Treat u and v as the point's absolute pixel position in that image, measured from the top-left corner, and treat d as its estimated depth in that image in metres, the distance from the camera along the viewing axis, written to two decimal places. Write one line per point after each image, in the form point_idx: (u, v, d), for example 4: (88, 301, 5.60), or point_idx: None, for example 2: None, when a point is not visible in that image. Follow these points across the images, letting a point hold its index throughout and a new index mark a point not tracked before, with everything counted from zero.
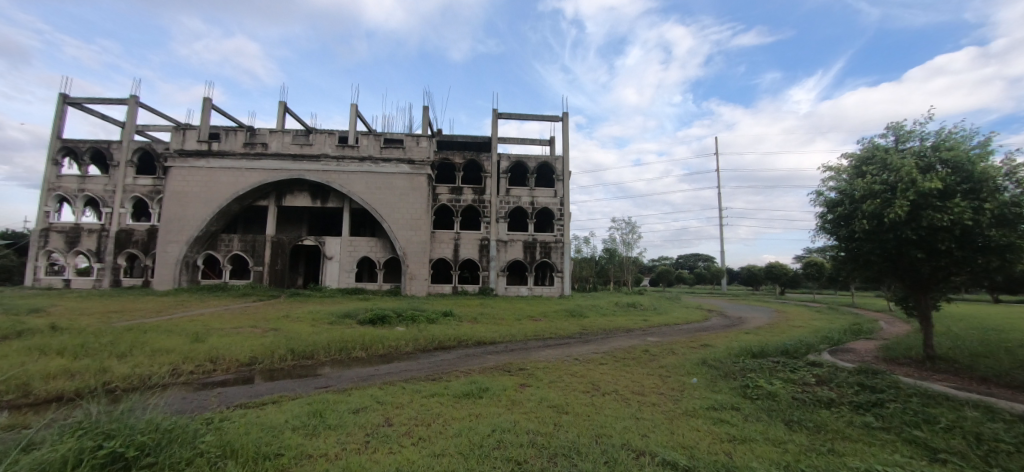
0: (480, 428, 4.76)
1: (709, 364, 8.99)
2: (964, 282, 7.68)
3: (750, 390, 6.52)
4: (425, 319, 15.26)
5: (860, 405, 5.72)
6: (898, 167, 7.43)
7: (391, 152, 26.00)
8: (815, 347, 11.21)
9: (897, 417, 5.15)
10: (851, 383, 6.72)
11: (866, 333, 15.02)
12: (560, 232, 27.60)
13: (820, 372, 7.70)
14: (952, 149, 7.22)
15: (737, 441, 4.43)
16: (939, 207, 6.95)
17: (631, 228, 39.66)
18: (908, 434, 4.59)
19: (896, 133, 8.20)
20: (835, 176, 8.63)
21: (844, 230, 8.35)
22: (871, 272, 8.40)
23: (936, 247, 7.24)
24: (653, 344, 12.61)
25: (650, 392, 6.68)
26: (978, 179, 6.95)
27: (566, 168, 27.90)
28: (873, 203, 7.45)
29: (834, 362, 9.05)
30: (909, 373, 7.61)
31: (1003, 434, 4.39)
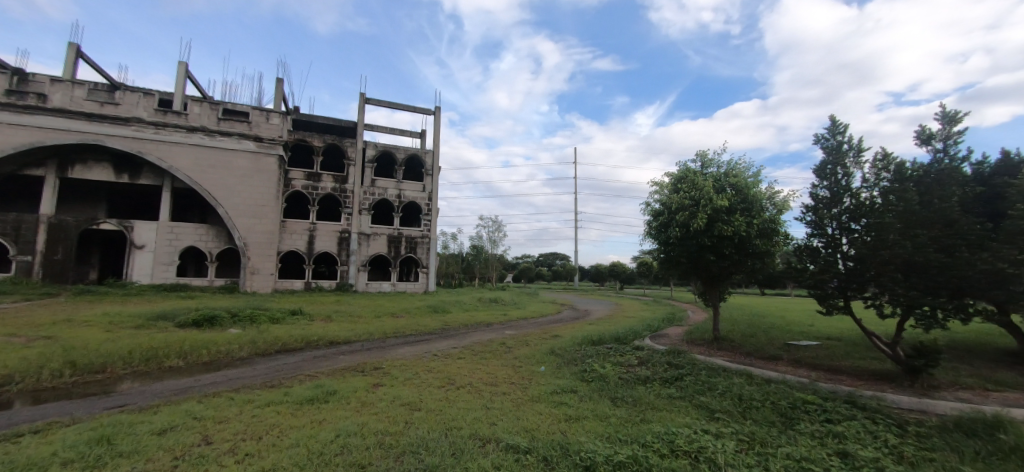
0: (322, 435, 4.41)
1: (556, 352, 9.87)
2: (739, 280, 9.87)
3: (587, 374, 7.39)
4: (268, 319, 13.55)
5: (666, 380, 6.94)
6: (701, 187, 9.19)
7: (231, 125, 22.28)
8: (640, 333, 13.23)
9: (691, 387, 6.38)
10: (662, 362, 8.10)
11: (677, 321, 18.31)
12: (427, 227, 27.18)
13: (641, 354, 9.11)
14: (736, 176, 9.22)
15: (572, 420, 4.95)
16: (726, 221, 8.82)
17: (496, 226, 41.24)
18: (696, 400, 5.74)
19: (701, 159, 10.15)
20: (659, 190, 10.29)
21: (663, 236, 10.01)
22: (680, 271, 10.26)
23: (722, 251, 9.18)
24: (510, 337, 13.34)
25: (501, 382, 7.04)
26: (751, 200, 9.01)
27: (436, 163, 27.60)
28: (683, 215, 9.08)
29: (652, 345, 10.80)
30: (702, 352, 9.50)
31: (756, 394, 5.78)
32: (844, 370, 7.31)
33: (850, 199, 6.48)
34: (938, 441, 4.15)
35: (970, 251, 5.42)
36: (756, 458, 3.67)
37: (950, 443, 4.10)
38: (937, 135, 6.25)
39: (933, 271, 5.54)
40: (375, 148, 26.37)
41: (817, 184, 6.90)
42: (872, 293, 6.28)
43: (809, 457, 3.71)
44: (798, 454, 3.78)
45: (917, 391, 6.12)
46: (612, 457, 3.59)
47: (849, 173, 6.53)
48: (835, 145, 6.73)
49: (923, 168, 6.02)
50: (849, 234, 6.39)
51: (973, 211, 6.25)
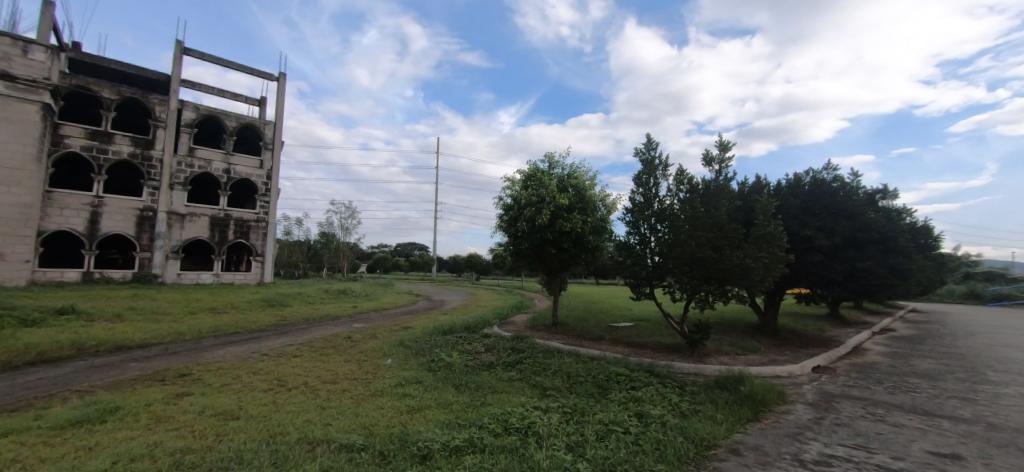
0: (92, 464, 3.50)
1: (405, 344, 9.67)
2: (575, 271, 11.11)
3: (434, 364, 7.42)
4: (17, 321, 10.16)
5: (507, 364, 7.41)
6: (547, 186, 10.03)
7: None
8: (489, 321, 13.86)
9: (529, 368, 6.96)
10: (506, 348, 8.63)
11: (524, 308, 19.76)
12: (264, 210, 23.71)
13: (488, 342, 9.54)
14: (576, 178, 10.29)
15: (414, 411, 4.92)
16: (566, 218, 9.80)
17: (350, 213, 38.31)
18: (533, 380, 6.28)
19: (549, 160, 11.06)
20: (511, 185, 10.89)
21: (512, 229, 10.65)
22: (526, 262, 11.07)
23: (562, 246, 10.20)
24: (357, 330, 12.59)
25: (342, 379, 6.60)
26: (587, 201, 10.15)
27: (278, 138, 24.23)
28: (530, 211, 9.81)
29: (499, 332, 11.42)
30: (542, 337, 10.42)
31: (581, 370, 6.59)
32: (649, 346, 8.85)
33: (658, 204, 7.81)
34: (703, 396, 5.34)
35: (731, 249, 7.07)
36: (576, 426, 4.19)
37: (710, 396, 5.33)
38: (716, 159, 7.94)
39: (708, 265, 7.06)
40: (194, 110, 21.86)
41: (635, 191, 8.15)
42: (669, 282, 7.72)
43: (616, 420, 4.39)
44: (608, 418, 4.44)
45: (695, 358, 7.76)
46: (449, 443, 3.68)
47: (657, 183, 7.86)
48: (649, 159, 8.02)
49: (706, 183, 7.59)
50: (656, 234, 7.72)
51: (735, 219, 8.16)
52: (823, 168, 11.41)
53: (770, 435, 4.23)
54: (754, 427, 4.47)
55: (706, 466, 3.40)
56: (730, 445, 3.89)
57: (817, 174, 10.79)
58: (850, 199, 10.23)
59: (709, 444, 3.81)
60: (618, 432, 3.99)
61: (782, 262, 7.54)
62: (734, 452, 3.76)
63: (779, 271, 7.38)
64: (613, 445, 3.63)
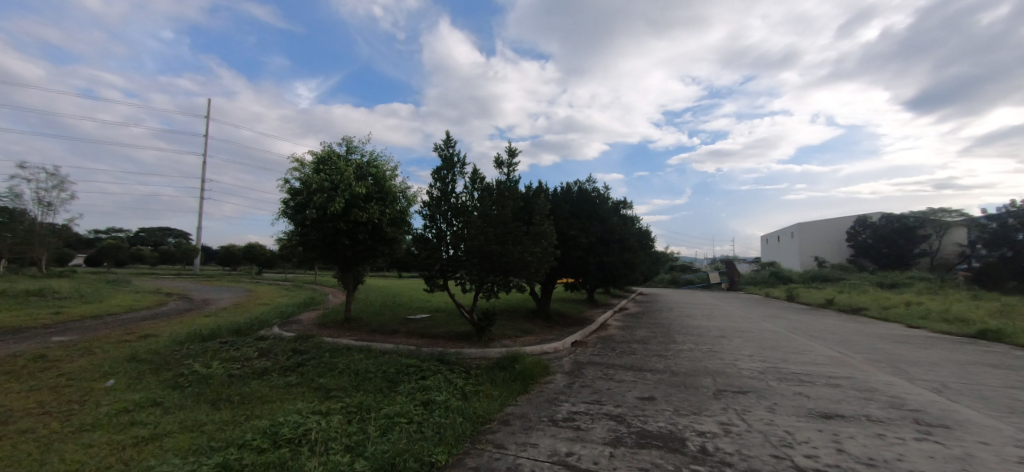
0: None
1: (141, 358, 7.53)
2: (371, 263, 10.66)
3: (181, 379, 6.00)
4: None
5: (286, 368, 6.59)
6: (343, 171, 9.35)
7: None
8: (268, 322, 12.07)
9: (312, 371, 6.34)
10: (286, 350, 7.66)
11: (314, 305, 17.98)
12: None
13: (262, 345, 8.26)
14: (376, 167, 9.89)
15: (145, 441, 3.88)
16: (362, 208, 9.29)
17: (58, 183, 27.56)
18: (314, 383, 5.74)
19: (346, 145, 10.30)
20: (300, 168, 9.73)
21: (298, 217, 9.52)
22: (316, 254, 10.08)
23: (357, 237, 9.65)
24: (58, 346, 9.17)
25: (21, 416, 4.69)
26: (386, 191, 9.83)
27: None
28: (320, 197, 8.95)
29: (278, 333, 10.03)
30: (330, 334, 9.64)
31: (371, 367, 6.37)
32: (442, 335, 9.22)
33: (454, 200, 8.18)
34: (484, 377, 5.86)
35: (514, 244, 7.96)
36: (357, 425, 4.02)
37: (491, 376, 5.89)
38: (506, 163, 8.80)
39: (494, 258, 7.78)
40: None
41: (433, 185, 8.33)
42: (461, 274, 8.20)
43: (402, 412, 4.40)
44: (393, 411, 4.41)
45: (482, 344, 8.46)
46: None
47: (454, 179, 8.22)
48: (447, 156, 8.32)
49: (497, 185, 8.34)
50: (451, 228, 8.07)
51: (519, 218, 9.24)
52: (586, 180, 13.99)
53: (534, 403, 4.95)
54: (522, 398, 5.16)
55: (479, 439, 3.74)
56: (502, 417, 4.40)
57: (582, 185, 13.16)
58: (602, 207, 12.84)
59: (484, 420, 4.21)
60: (402, 424, 4.01)
61: (553, 256, 8.90)
62: (505, 422, 4.25)
63: (550, 264, 8.69)
64: (397, 437, 3.64)
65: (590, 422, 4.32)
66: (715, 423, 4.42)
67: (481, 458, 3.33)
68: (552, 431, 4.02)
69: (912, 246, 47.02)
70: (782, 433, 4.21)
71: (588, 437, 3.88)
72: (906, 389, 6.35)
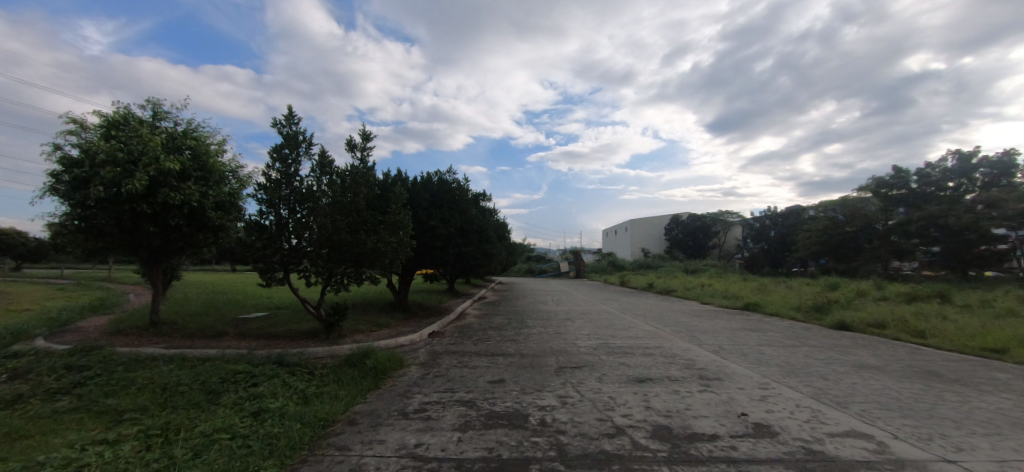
0: None
1: None
2: (188, 254, 8.89)
3: None
4: None
5: (54, 391, 5.10)
6: (146, 141, 7.55)
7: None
8: (27, 333, 9.15)
9: (95, 391, 5.02)
10: (55, 368, 5.92)
11: (105, 307, 14.26)
12: None
13: (17, 364, 6.25)
14: (196, 138, 8.25)
15: None
16: (174, 187, 7.65)
17: None
18: (100, 406, 4.58)
19: (152, 108, 8.35)
20: (80, 132, 7.57)
21: (76, 195, 7.40)
22: (105, 242, 8.00)
23: (167, 222, 7.92)
24: None
25: None
26: (209, 169, 8.26)
27: None
28: (111, 171, 7.09)
29: (44, 347, 7.69)
30: (129, 343, 7.79)
31: (184, 379, 5.34)
32: (282, 335, 8.25)
33: (296, 183, 7.32)
34: (331, 377, 5.43)
35: (367, 234, 7.51)
36: (161, 450, 3.35)
37: (338, 375, 5.49)
38: (359, 146, 8.23)
39: (345, 248, 7.25)
40: None
41: (271, 165, 7.32)
42: (305, 266, 7.45)
43: (224, 427, 3.81)
44: (212, 428, 3.78)
45: (330, 341, 7.83)
46: None
47: (298, 161, 7.36)
48: (290, 133, 7.40)
49: (348, 169, 7.74)
50: (292, 215, 7.24)
51: (374, 206, 8.75)
52: (447, 171, 13.97)
53: (384, 398, 4.80)
54: (373, 394, 4.96)
55: (319, 445, 3.46)
56: (348, 417, 4.14)
57: (442, 176, 13.10)
58: (462, 198, 13.00)
59: (327, 423, 3.91)
60: (225, 440, 3.48)
61: (410, 247, 8.66)
62: (351, 422, 4.02)
63: (407, 255, 8.45)
64: (214, 456, 3.12)
65: (441, 410, 4.37)
66: (554, 397, 4.89)
67: (321, 464, 3.09)
68: (402, 425, 3.94)
69: (707, 240, 59.22)
70: (606, 398, 4.88)
71: (438, 425, 3.91)
72: (697, 353, 7.97)
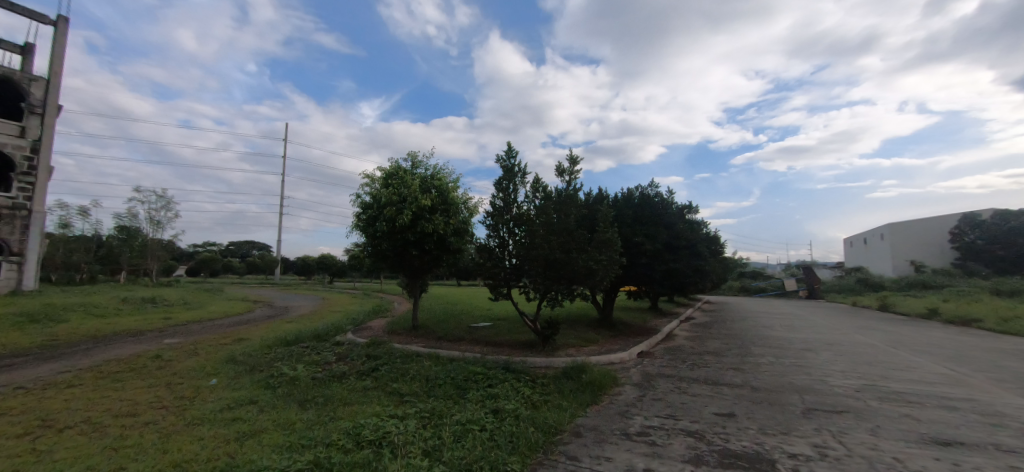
0: None
1: (237, 359, 8.34)
2: (437, 272, 10.97)
3: (272, 380, 6.55)
4: None
5: (362, 373, 6.97)
6: (410, 185, 9.76)
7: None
8: (342, 328, 12.87)
9: (386, 375, 6.65)
10: (361, 355, 8.12)
11: (382, 312, 18.90)
12: (25, 194, 18.09)
13: (340, 350, 8.81)
14: (440, 179, 10.22)
15: (246, 437, 4.21)
16: (428, 219, 9.66)
17: (164, 204, 32.64)
18: (389, 388, 6.02)
19: (412, 160, 10.78)
20: (371, 183, 10.33)
21: (370, 229, 10.10)
22: (386, 263, 10.62)
23: (424, 247, 10.03)
24: (172, 347, 10.29)
25: (146, 409, 5.28)
26: (450, 202, 10.14)
27: (52, 99, 18.92)
28: (390, 210, 9.43)
29: (353, 339, 10.64)
30: (400, 341, 10.06)
31: (439, 373, 6.58)
32: (506, 344, 9.29)
33: (515, 209, 8.28)
34: (552, 387, 5.81)
35: (578, 253, 7.87)
36: (433, 430, 4.15)
37: (558, 386, 5.85)
38: (567, 171, 8.76)
39: (559, 266, 7.76)
40: None
41: (495, 195, 8.46)
42: (525, 282, 8.27)
43: (473, 419, 4.47)
44: (465, 418, 4.50)
45: (546, 353, 8.43)
46: (290, 467, 3.23)
47: (516, 189, 8.32)
48: (509, 166, 8.44)
49: (558, 192, 8.31)
50: (513, 237, 8.20)
51: (582, 226, 9.12)
52: (648, 185, 13.55)
53: (604, 415, 4.83)
54: (592, 409, 5.06)
55: (551, 450, 3.71)
56: (573, 428, 4.34)
57: (644, 190, 12.74)
58: (667, 212, 12.35)
59: (555, 431, 4.17)
60: (475, 431, 4.09)
61: (618, 264, 8.66)
62: (576, 434, 4.18)
63: (615, 272, 8.46)
64: (470, 443, 3.71)
65: (666, 437, 4.13)
66: (807, 445, 4.04)
67: (554, 470, 3.30)
68: (626, 445, 3.88)
69: None
70: (889, 460, 3.75)
71: (665, 453, 3.70)
72: None
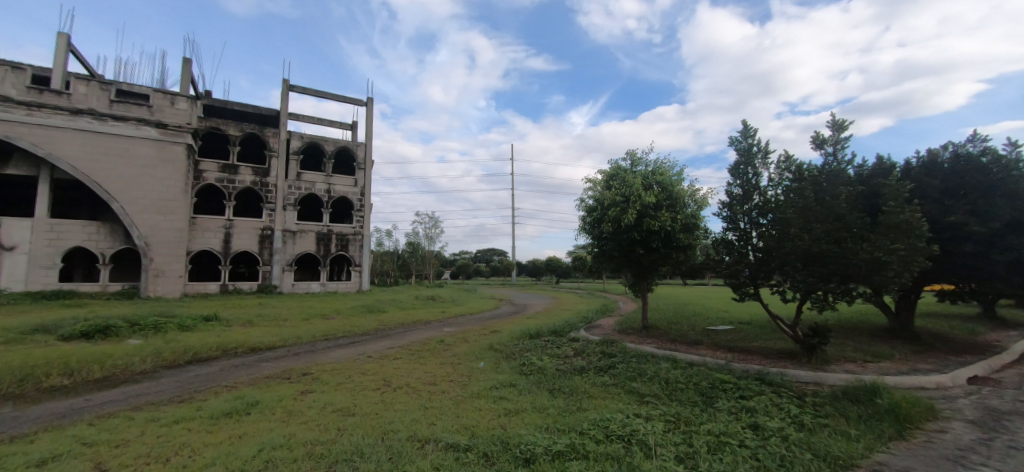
0: (243, 450, 4.01)
1: (495, 348, 9.92)
2: (665, 271, 10.48)
3: (525, 368, 7.50)
4: (177, 326, 11.97)
5: (600, 368, 7.26)
6: (632, 184, 9.67)
7: (44, 97, 18.39)
8: (575, 325, 13.75)
9: (623, 373, 6.74)
10: (597, 352, 8.48)
11: (609, 311, 19.33)
12: (360, 224, 26.32)
13: (577, 345, 9.42)
14: (662, 174, 9.76)
15: (512, 414, 4.93)
16: (654, 216, 9.37)
17: (434, 222, 41.96)
18: (629, 386, 6.06)
19: (631, 158, 10.67)
20: (593, 187, 10.70)
21: (596, 231, 10.48)
22: (612, 264, 10.81)
23: (651, 245, 9.75)
24: (449, 334, 13.08)
25: (440, 381, 6.84)
26: (676, 197, 9.61)
27: (368, 157, 26.81)
28: (615, 210, 9.55)
29: (587, 336, 11.22)
30: (633, 341, 10.03)
31: (681, 377, 6.23)
32: (755, 351, 8.12)
33: (759, 196, 7.23)
34: (830, 408, 4.74)
35: (854, 242, 6.26)
36: (681, 436, 3.95)
37: (839, 408, 4.71)
38: (828, 141, 7.09)
39: (827, 260, 6.33)
40: (300, 139, 25.00)
41: (731, 183, 7.60)
42: (778, 281, 7.07)
43: (727, 431, 4.05)
44: (717, 429, 4.12)
45: (813, 365, 6.96)
46: (551, 447, 3.61)
47: (758, 172, 7.29)
48: (746, 148, 7.42)
49: (817, 168, 6.82)
50: (758, 228, 7.17)
51: (857, 208, 7.18)
52: (968, 141, 9.61)
53: (923, 458, 3.61)
54: (900, 446, 3.87)
55: None
56: (872, 466, 3.40)
57: (960, 150, 9.09)
58: (1010, 175, 8.47)
59: (844, 464, 3.37)
60: (733, 445, 3.68)
61: (924, 254, 6.47)
62: None
63: (919, 264, 6.33)
64: (728, 458, 3.36)
65: None
66: None
67: None
68: None
69: None
70: None
71: None
72: None
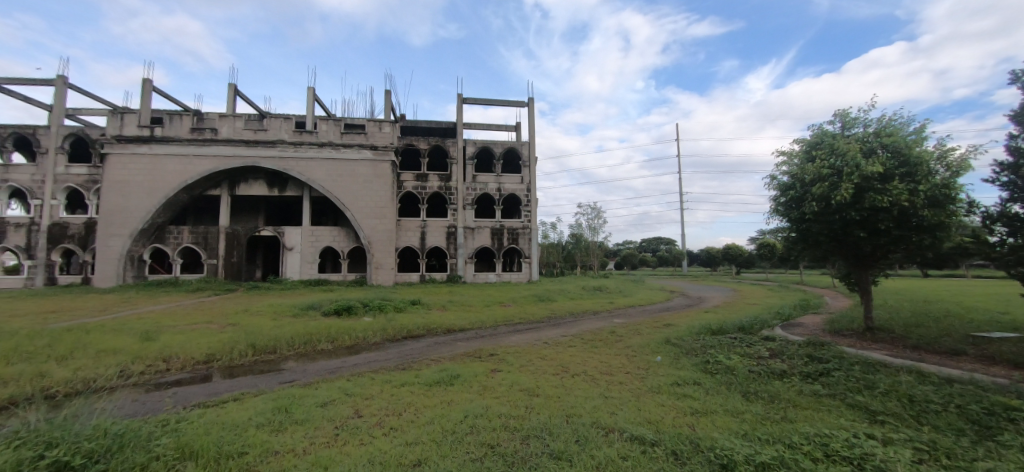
0: (453, 414, 4.72)
1: (673, 342, 9.37)
2: (898, 258, 8.25)
3: (710, 366, 6.86)
4: (393, 308, 14.84)
5: (808, 375, 6.15)
6: (845, 152, 7.87)
7: (304, 137, 24.75)
8: (769, 322, 11.94)
9: (841, 384, 5.58)
10: (801, 355, 7.22)
11: (813, 307, 16.22)
12: (528, 218, 28.04)
13: (772, 346, 8.18)
14: (892, 135, 7.68)
15: (700, 414, 4.60)
16: (880, 190, 7.46)
17: (597, 213, 41.87)
18: (851, 399, 4.99)
19: (842, 120, 8.69)
20: (788, 161, 9.09)
21: (796, 212, 8.88)
22: (818, 251, 9.01)
23: (877, 227, 7.78)
24: (621, 325, 12.90)
25: (617, 372, 6.80)
26: (914, 162, 7.46)
27: (532, 155, 28.23)
28: (821, 186, 7.93)
29: (785, 336, 9.64)
30: (852, 344, 8.20)
31: (934, 395, 4.82)
32: None
33: None
34: None
35: None
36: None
37: None
38: None
39: None
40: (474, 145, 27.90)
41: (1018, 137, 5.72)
42: None
43: None
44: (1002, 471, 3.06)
45: None
46: (754, 457, 3.24)
47: None
48: None
49: None
50: None
51: None
52: None
53: None
54: None
55: None
56: None
57: None
58: None
59: None
60: None
61: None
62: None
63: None
64: None
65: None
66: None
67: None
68: None
69: None
70: None
71: None
72: None
